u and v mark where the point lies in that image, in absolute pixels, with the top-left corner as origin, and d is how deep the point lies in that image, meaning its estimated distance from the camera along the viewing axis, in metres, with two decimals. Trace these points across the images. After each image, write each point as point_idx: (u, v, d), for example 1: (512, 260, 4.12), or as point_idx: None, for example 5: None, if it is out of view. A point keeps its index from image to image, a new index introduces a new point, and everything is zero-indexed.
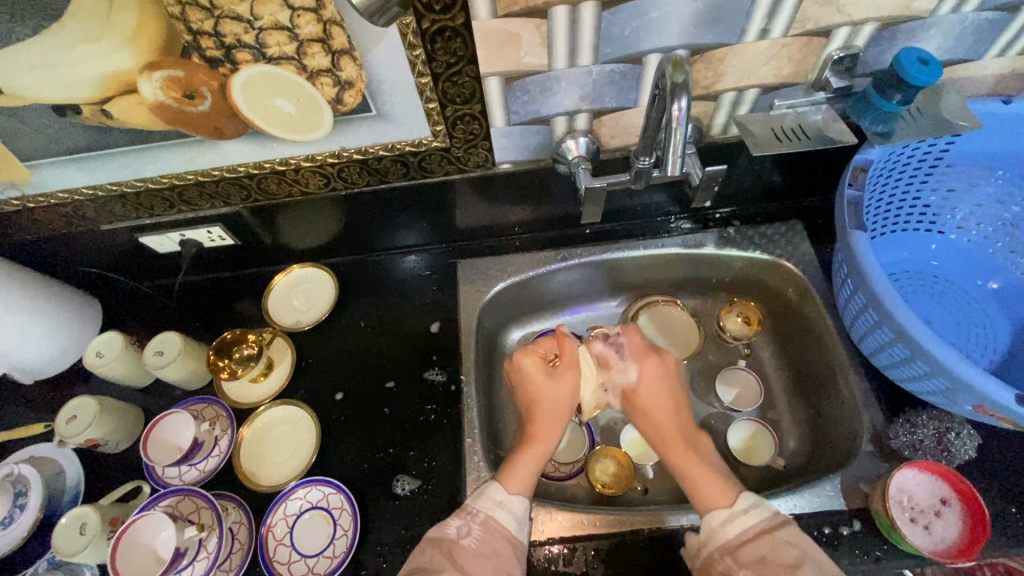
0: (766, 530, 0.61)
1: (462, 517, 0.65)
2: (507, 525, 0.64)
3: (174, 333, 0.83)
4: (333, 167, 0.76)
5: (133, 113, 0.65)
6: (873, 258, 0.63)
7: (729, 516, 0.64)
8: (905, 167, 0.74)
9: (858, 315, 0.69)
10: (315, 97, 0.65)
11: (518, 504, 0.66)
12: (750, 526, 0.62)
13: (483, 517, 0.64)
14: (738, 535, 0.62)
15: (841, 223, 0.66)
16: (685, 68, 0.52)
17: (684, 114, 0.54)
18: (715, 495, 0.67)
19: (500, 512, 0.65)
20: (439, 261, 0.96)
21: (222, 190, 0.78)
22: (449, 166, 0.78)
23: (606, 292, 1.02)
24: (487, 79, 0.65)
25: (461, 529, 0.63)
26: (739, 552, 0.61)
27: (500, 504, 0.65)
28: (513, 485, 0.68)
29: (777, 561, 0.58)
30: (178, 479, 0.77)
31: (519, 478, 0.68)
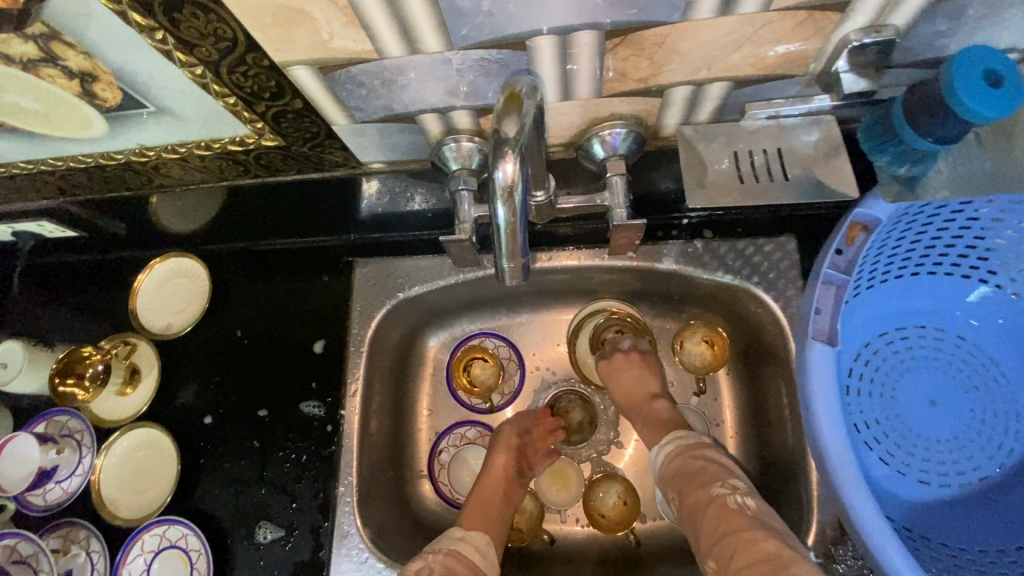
0: (691, 451, 0.69)
1: (425, 558, 0.66)
2: (469, 554, 0.68)
3: (18, 341, 0.74)
4: (147, 166, 0.58)
5: None
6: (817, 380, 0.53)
7: (670, 444, 0.71)
8: (912, 218, 0.58)
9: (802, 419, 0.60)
10: (55, 92, 0.45)
11: (478, 538, 0.71)
12: (677, 446, 0.70)
13: (445, 552, 0.68)
14: (670, 451, 0.71)
15: (805, 326, 0.56)
16: (528, 98, 0.34)
17: (516, 180, 0.37)
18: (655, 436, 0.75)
19: (460, 544, 0.69)
20: (335, 258, 0.78)
21: (28, 186, 0.62)
22: (301, 165, 0.58)
23: (545, 296, 0.84)
24: (290, 69, 0.42)
25: (423, 569, 0.64)
26: (666, 471, 0.70)
27: (456, 541, 0.69)
28: (469, 521, 0.72)
29: (686, 471, 0.67)
30: (42, 499, 0.71)
31: (474, 517, 0.73)
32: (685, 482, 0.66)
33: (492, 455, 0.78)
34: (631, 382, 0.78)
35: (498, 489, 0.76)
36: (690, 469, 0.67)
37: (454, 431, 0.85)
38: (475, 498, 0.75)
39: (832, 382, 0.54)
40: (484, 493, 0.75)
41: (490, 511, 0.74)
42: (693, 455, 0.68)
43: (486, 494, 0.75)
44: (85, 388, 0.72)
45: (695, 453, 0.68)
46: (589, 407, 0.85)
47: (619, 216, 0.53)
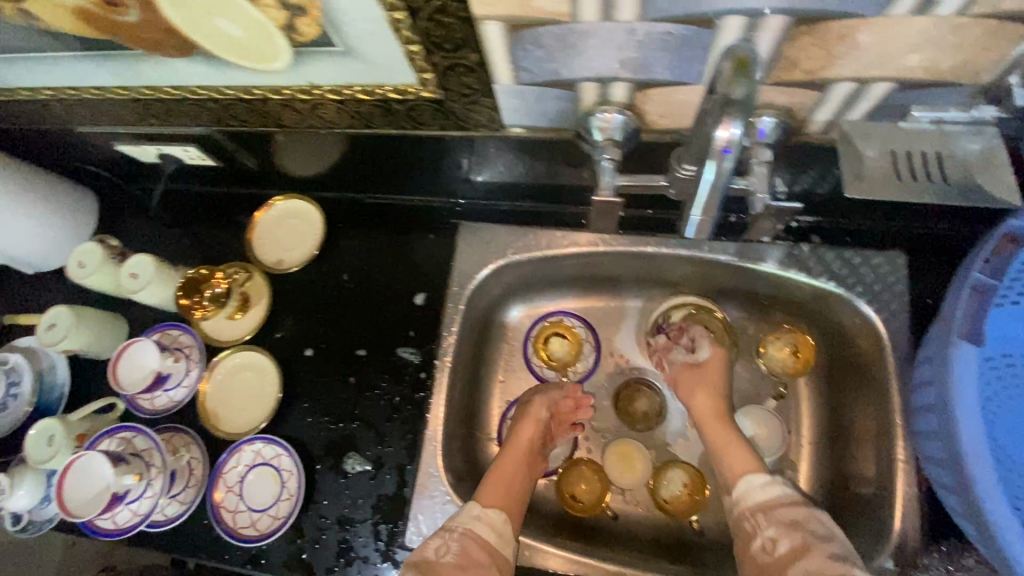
0: (792, 502, 0.63)
1: (441, 536, 0.65)
2: (484, 535, 0.65)
3: (149, 255, 0.78)
4: (307, 104, 0.62)
5: (58, 16, 0.52)
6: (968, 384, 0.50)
7: (763, 482, 0.66)
8: None
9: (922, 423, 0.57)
10: (261, 23, 0.49)
11: (495, 516, 0.67)
12: (776, 495, 0.64)
13: (460, 531, 0.65)
14: (771, 497, 0.64)
15: (949, 325, 0.53)
16: (751, 70, 0.38)
17: (732, 143, 0.42)
18: (745, 468, 0.69)
19: (477, 523, 0.66)
20: (441, 218, 0.82)
21: (188, 111, 0.67)
22: (445, 121, 0.61)
23: (634, 282, 0.86)
24: (483, 23, 0.46)
25: (440, 548, 0.63)
26: (771, 513, 0.63)
27: (473, 518, 0.66)
28: (486, 498, 0.70)
29: (808, 528, 0.60)
30: (149, 403, 0.78)
31: (491, 493, 0.71)
32: (808, 536, 0.59)
33: (516, 430, 0.79)
34: (708, 392, 0.78)
35: (521, 466, 0.76)
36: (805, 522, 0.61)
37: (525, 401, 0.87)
38: (495, 474, 0.74)
39: (978, 383, 0.51)
40: (504, 469, 0.75)
41: (508, 490, 0.72)
42: (791, 505, 0.63)
43: (508, 471, 0.75)
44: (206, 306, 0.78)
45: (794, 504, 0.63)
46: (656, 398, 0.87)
47: (759, 200, 0.52)
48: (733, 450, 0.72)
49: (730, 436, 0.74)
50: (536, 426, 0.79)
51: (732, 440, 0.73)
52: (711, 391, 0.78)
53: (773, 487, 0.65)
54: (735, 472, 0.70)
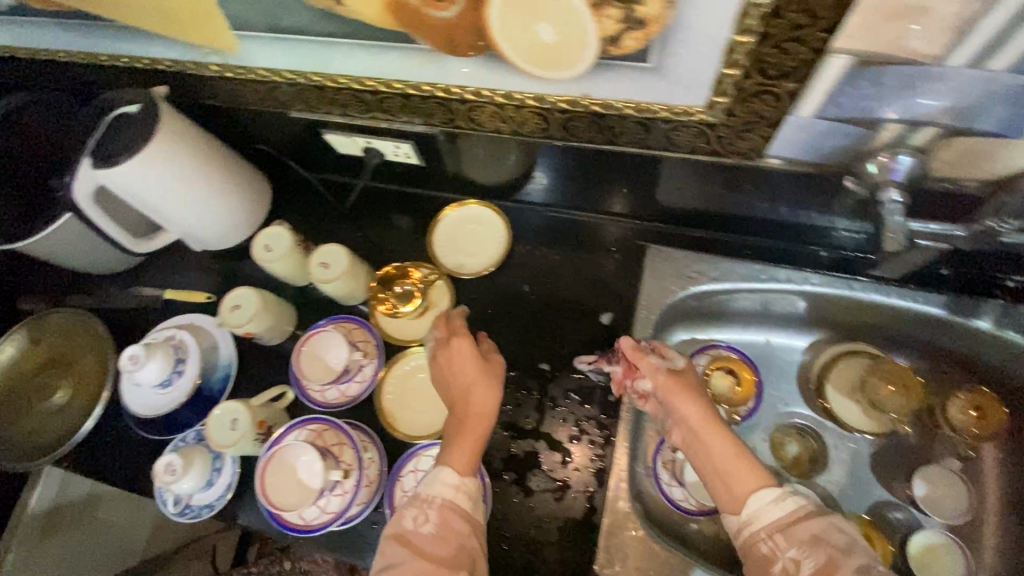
0: (805, 516, 0.51)
1: (417, 505, 0.57)
2: (461, 504, 0.57)
3: (340, 247, 0.77)
4: (561, 114, 0.62)
5: (367, 5, 0.52)
6: None
7: (774, 497, 0.53)
8: None
9: None
10: (586, 34, 0.49)
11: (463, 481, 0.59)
12: (783, 514, 0.52)
13: (440, 502, 0.57)
14: (784, 517, 0.52)
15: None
16: None
17: None
18: (751, 484, 0.55)
19: (446, 488, 0.58)
20: (624, 238, 0.82)
21: (425, 107, 0.67)
22: (702, 145, 0.61)
23: (807, 322, 0.86)
24: (832, 56, 0.45)
25: (417, 518, 0.56)
26: (792, 531, 0.51)
27: (438, 481, 0.59)
28: (457, 462, 0.60)
29: (831, 543, 0.48)
30: (320, 396, 0.76)
31: (462, 455, 0.61)
32: (833, 549, 0.48)
33: (478, 391, 0.65)
34: (693, 397, 0.63)
35: (481, 424, 0.63)
36: (826, 535, 0.49)
37: None
38: (467, 436, 0.62)
39: None
40: (467, 422, 0.63)
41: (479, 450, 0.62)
42: (800, 533, 0.50)
43: (471, 432, 0.63)
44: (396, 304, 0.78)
45: (806, 526, 0.50)
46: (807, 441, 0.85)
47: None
48: (738, 462, 0.57)
49: (714, 438, 0.59)
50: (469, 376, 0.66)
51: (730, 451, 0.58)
52: (697, 396, 0.63)
53: (788, 499, 0.53)
54: (733, 489, 0.56)
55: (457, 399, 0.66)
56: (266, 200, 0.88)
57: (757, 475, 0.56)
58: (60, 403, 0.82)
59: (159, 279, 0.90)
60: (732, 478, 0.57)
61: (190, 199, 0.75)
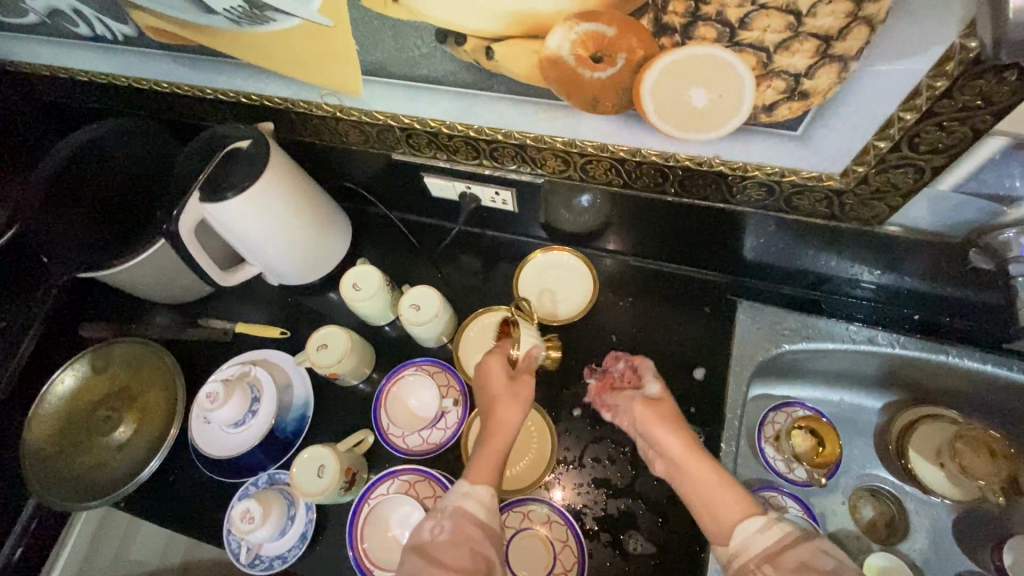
0: (793, 543, 0.48)
1: (433, 517, 0.55)
2: (477, 515, 0.53)
3: (428, 287, 0.76)
4: (682, 171, 0.62)
5: (518, 61, 0.53)
6: None
7: (759, 527, 0.50)
8: None
9: None
10: (742, 102, 0.50)
11: (484, 493, 0.55)
12: (772, 544, 0.49)
13: (454, 510, 0.54)
14: (770, 547, 0.48)
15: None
16: None
17: None
18: (737, 513, 0.52)
19: (465, 500, 0.54)
20: (710, 291, 0.82)
21: (539, 157, 0.67)
22: (822, 209, 0.61)
23: (885, 384, 0.85)
24: (990, 137, 0.47)
25: (433, 528, 0.53)
26: (780, 562, 0.47)
27: (463, 494, 0.55)
28: (475, 474, 0.57)
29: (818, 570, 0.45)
30: (401, 441, 0.73)
31: (483, 469, 0.57)
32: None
33: (500, 408, 0.61)
34: (675, 424, 0.59)
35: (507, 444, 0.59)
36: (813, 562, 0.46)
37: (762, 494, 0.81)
38: (489, 448, 0.58)
39: None
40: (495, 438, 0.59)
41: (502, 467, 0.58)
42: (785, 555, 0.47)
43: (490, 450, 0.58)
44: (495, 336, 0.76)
45: (798, 548, 0.47)
46: (880, 503, 0.84)
47: None
48: (716, 487, 0.54)
49: (698, 464, 0.56)
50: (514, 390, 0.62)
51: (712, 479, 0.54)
52: (676, 424, 0.59)
53: (777, 527, 0.50)
54: (710, 511, 0.53)
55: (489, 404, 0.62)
56: (347, 239, 0.87)
57: (736, 500, 0.52)
58: (123, 438, 0.78)
59: (229, 311, 0.88)
60: (710, 503, 0.53)
61: (283, 234, 0.74)
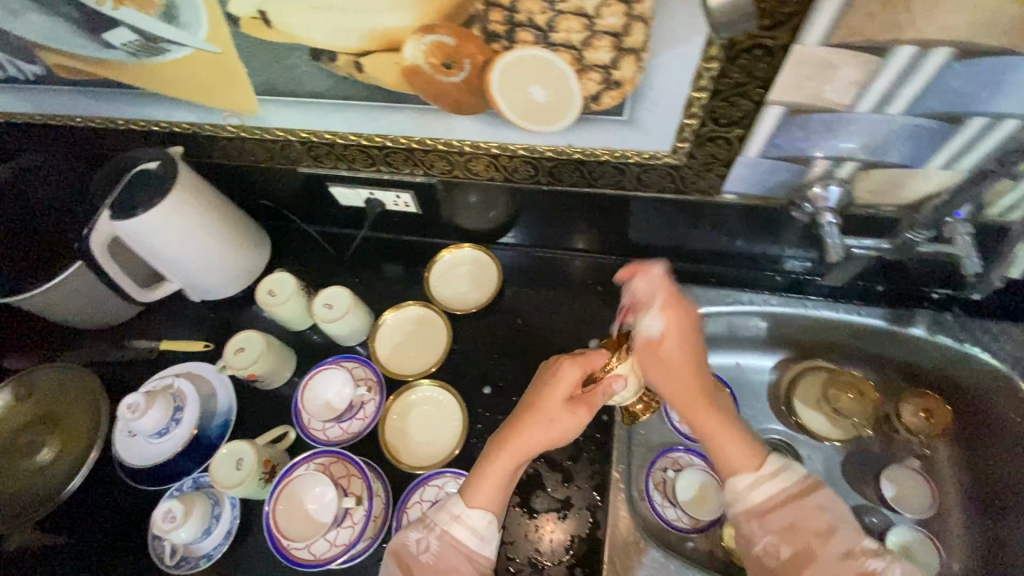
0: (795, 498, 0.58)
1: (420, 530, 0.61)
2: (467, 542, 0.59)
3: (342, 288, 0.82)
4: (548, 162, 0.72)
5: (384, 71, 0.61)
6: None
7: (754, 482, 0.60)
8: None
9: None
10: (573, 92, 0.59)
11: (479, 520, 0.60)
12: (773, 494, 0.59)
13: (440, 531, 0.60)
14: (766, 501, 0.59)
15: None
16: None
17: None
18: (744, 459, 0.62)
19: (456, 525, 0.60)
20: (603, 272, 0.91)
21: (427, 159, 0.75)
22: (668, 184, 0.72)
23: (770, 343, 0.94)
24: (768, 107, 0.57)
25: (421, 543, 0.60)
26: (767, 517, 0.58)
27: (456, 519, 0.60)
28: (477, 498, 0.61)
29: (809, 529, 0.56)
30: (322, 433, 0.78)
31: (483, 493, 0.61)
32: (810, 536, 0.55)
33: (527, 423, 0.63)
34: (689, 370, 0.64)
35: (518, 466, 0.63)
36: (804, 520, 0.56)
37: (670, 453, 0.90)
38: (495, 473, 0.62)
39: None
40: (516, 459, 0.62)
41: (503, 490, 0.62)
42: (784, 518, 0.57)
43: (497, 469, 0.62)
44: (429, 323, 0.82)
45: (810, 503, 0.57)
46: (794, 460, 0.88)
47: None
48: (731, 440, 0.63)
49: (725, 429, 0.63)
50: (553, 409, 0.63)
51: (723, 432, 0.63)
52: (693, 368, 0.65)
53: (790, 471, 0.61)
54: (729, 460, 0.62)
55: (521, 417, 0.64)
56: (265, 251, 0.92)
57: (752, 454, 0.62)
58: (48, 459, 0.80)
59: (155, 330, 0.91)
60: (728, 452, 0.63)
61: (197, 247, 0.79)
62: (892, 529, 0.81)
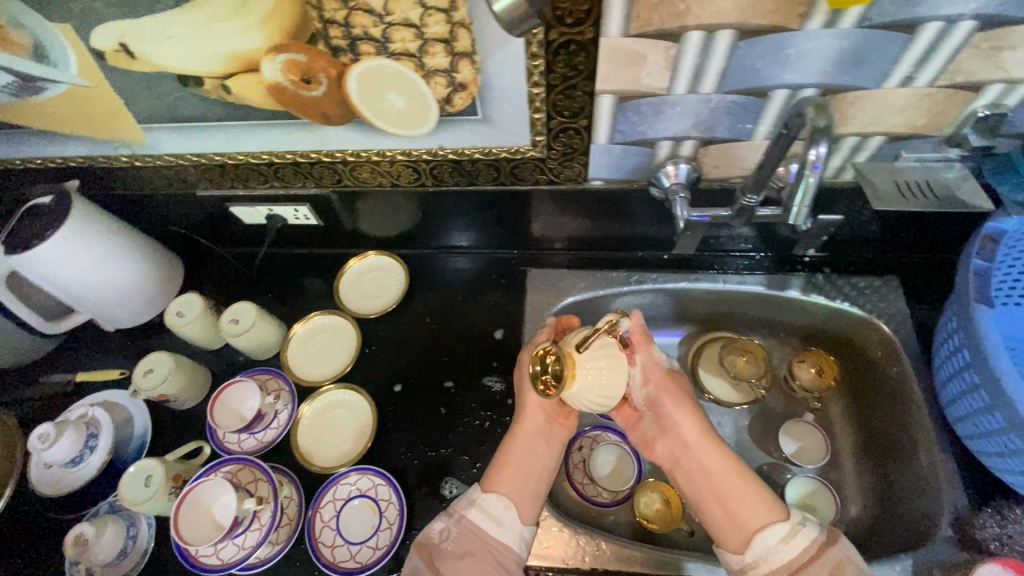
0: (815, 556, 0.58)
1: (443, 520, 0.67)
2: (483, 525, 0.65)
3: (249, 303, 0.86)
4: (427, 164, 0.76)
5: (250, 91, 0.66)
6: (993, 329, 0.60)
7: (784, 536, 0.60)
8: None
9: (949, 378, 0.68)
10: (426, 97, 0.64)
11: (495, 504, 0.67)
12: (795, 556, 0.59)
13: (459, 515, 0.67)
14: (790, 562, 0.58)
15: (964, 291, 0.62)
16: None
17: None
18: (762, 519, 0.62)
19: (473, 509, 0.67)
20: (507, 266, 0.95)
21: (315, 172, 0.79)
22: (540, 176, 0.76)
23: (673, 318, 0.97)
24: (600, 96, 0.63)
25: (443, 532, 0.65)
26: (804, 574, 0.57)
27: (474, 502, 0.68)
28: (491, 483, 0.69)
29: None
30: (236, 445, 0.80)
31: (500, 479, 0.69)
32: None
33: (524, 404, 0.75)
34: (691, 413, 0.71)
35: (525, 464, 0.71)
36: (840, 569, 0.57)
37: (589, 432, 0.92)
38: (512, 462, 0.70)
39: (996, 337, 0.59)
40: (522, 454, 0.71)
41: (520, 481, 0.69)
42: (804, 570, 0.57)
43: (510, 456, 0.71)
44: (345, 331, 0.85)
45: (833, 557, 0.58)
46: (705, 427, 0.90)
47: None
48: (746, 495, 0.64)
49: (736, 482, 0.65)
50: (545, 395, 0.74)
51: (731, 474, 0.66)
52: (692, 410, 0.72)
53: (810, 529, 0.60)
54: (746, 529, 0.62)
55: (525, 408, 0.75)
56: (178, 276, 0.94)
57: (767, 512, 0.62)
58: None
59: (70, 364, 0.92)
60: (739, 508, 0.63)
61: (100, 275, 0.81)
62: (792, 479, 0.84)
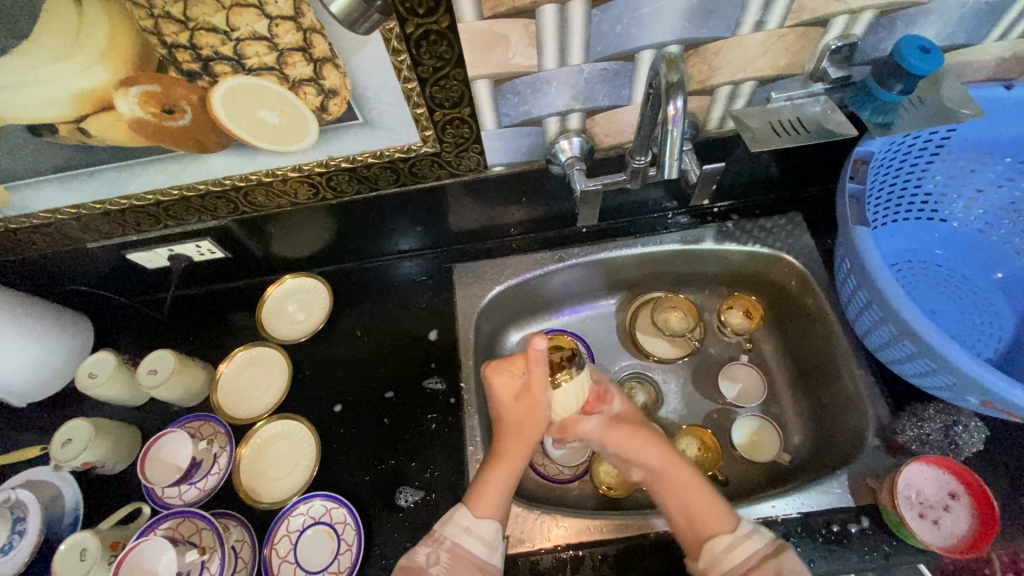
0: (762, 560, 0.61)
1: (429, 544, 0.64)
2: (475, 551, 0.63)
3: (166, 350, 0.82)
4: (321, 177, 0.73)
5: (112, 130, 0.62)
6: (874, 249, 0.66)
7: (729, 547, 0.62)
8: (904, 160, 0.75)
9: (852, 298, 0.73)
10: (299, 108, 0.63)
11: (488, 531, 0.64)
12: (750, 556, 0.61)
13: (450, 544, 0.64)
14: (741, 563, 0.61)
15: (844, 218, 0.69)
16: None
17: None
18: (716, 526, 0.64)
19: (465, 537, 0.64)
20: (433, 266, 0.94)
21: (208, 204, 0.76)
22: (440, 171, 0.75)
23: (605, 289, 0.98)
24: (475, 82, 0.62)
25: (429, 556, 0.63)
26: None
27: (466, 530, 0.64)
28: (481, 508, 0.65)
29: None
30: (178, 498, 0.77)
31: (485, 502, 0.66)
32: None
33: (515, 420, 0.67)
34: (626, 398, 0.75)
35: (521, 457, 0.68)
36: None
37: None
38: (495, 479, 0.67)
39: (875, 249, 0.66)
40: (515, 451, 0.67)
41: (502, 495, 0.66)
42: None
43: (497, 479, 0.67)
44: (280, 399, 0.83)
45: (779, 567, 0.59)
46: (652, 387, 0.92)
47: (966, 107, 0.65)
48: (705, 503, 0.66)
49: (698, 493, 0.67)
50: (523, 418, 0.66)
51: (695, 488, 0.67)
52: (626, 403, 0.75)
53: (759, 536, 0.63)
54: (701, 531, 0.64)
55: (501, 430, 0.68)
56: (58, 343, 0.84)
57: (722, 516, 0.65)
58: None
59: None
60: (701, 518, 0.65)
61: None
62: (739, 419, 0.87)
